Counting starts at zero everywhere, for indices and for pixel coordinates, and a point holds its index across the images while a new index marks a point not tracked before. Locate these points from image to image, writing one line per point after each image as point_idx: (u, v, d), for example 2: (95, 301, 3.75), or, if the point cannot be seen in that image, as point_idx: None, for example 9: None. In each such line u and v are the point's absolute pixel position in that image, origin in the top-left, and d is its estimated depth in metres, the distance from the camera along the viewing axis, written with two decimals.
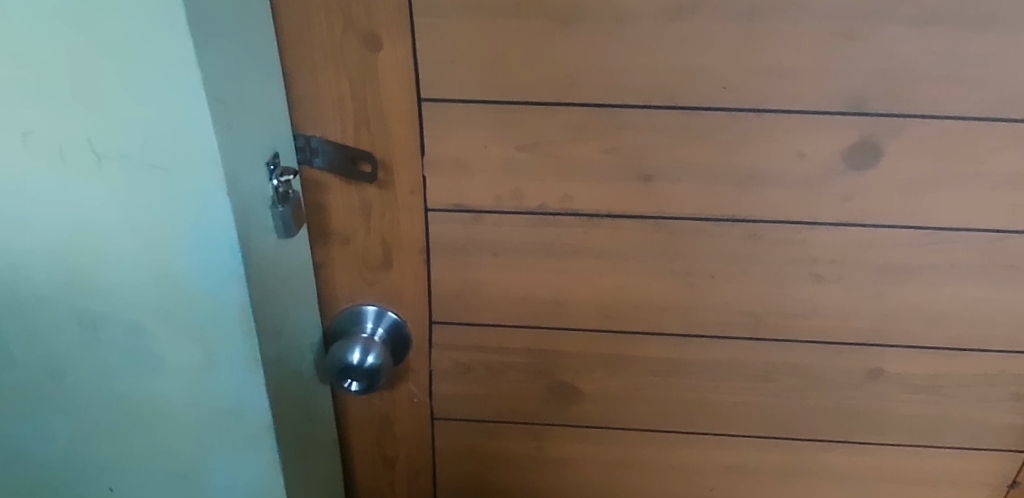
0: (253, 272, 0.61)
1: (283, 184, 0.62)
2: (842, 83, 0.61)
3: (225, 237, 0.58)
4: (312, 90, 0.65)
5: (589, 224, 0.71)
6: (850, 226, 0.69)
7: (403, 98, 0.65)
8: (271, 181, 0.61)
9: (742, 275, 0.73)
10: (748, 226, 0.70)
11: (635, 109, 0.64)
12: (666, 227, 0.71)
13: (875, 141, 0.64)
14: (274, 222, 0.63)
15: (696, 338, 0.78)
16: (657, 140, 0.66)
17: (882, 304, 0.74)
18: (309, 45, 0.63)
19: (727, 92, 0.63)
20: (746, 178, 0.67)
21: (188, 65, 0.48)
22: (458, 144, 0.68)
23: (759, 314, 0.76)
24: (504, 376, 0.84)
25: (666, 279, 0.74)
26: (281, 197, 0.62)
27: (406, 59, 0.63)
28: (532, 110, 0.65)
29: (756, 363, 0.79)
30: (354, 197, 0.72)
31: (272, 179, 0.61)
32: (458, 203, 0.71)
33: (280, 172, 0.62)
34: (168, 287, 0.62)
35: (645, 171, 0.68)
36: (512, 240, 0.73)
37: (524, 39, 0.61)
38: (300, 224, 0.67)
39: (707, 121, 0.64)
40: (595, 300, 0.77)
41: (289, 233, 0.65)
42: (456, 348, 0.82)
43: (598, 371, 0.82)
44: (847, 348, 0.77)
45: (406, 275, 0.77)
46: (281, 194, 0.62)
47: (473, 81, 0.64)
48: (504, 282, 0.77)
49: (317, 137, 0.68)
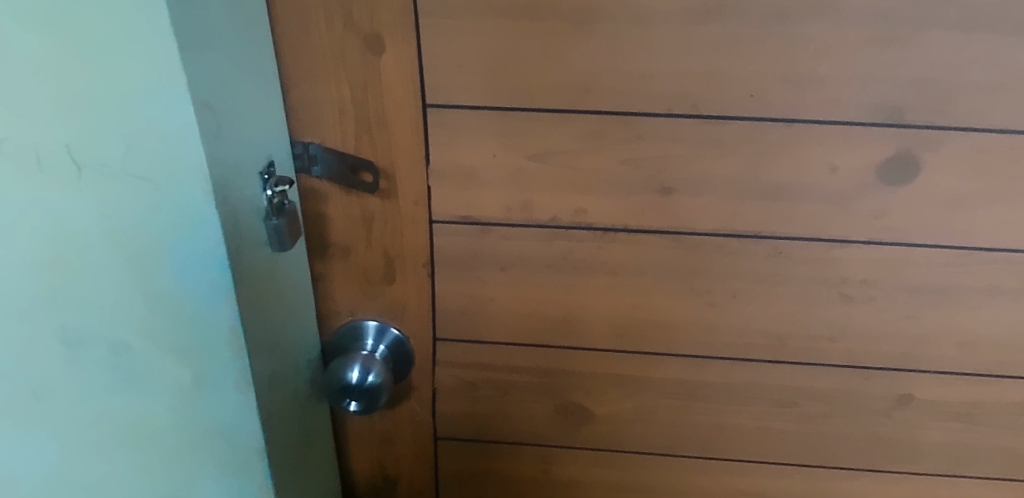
0: (244, 287, 0.58)
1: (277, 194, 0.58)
2: (876, 92, 0.57)
3: (215, 251, 0.54)
4: (312, 94, 0.62)
5: (603, 238, 0.67)
6: (883, 245, 0.64)
7: (407, 104, 0.61)
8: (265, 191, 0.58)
9: (766, 295, 0.68)
10: (773, 242, 0.65)
11: (653, 117, 0.60)
12: (685, 242, 0.67)
13: (913, 154, 0.60)
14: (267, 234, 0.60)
15: (714, 359, 0.73)
16: (677, 151, 0.62)
17: (918, 329, 0.68)
18: (309, 47, 0.59)
19: (754, 101, 0.59)
20: (772, 191, 0.63)
21: (172, 69, 0.45)
22: (465, 153, 0.64)
23: (783, 336, 0.70)
24: (511, 395, 0.80)
25: (685, 296, 0.70)
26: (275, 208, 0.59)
27: (411, 63, 0.59)
28: (545, 118, 0.61)
29: (779, 387, 0.74)
30: (354, 207, 0.68)
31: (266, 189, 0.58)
32: (464, 215, 0.68)
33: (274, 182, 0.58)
34: (157, 302, 0.58)
35: (663, 183, 0.64)
36: (520, 254, 0.69)
37: (536, 43, 0.57)
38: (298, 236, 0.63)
39: (731, 130, 0.60)
40: (609, 318, 0.72)
41: (285, 246, 0.61)
42: (460, 366, 0.78)
43: (610, 393, 0.78)
44: (877, 373, 0.71)
45: (409, 289, 0.73)
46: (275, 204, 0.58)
47: (481, 87, 0.60)
48: (512, 298, 0.73)
49: (315, 143, 0.64)
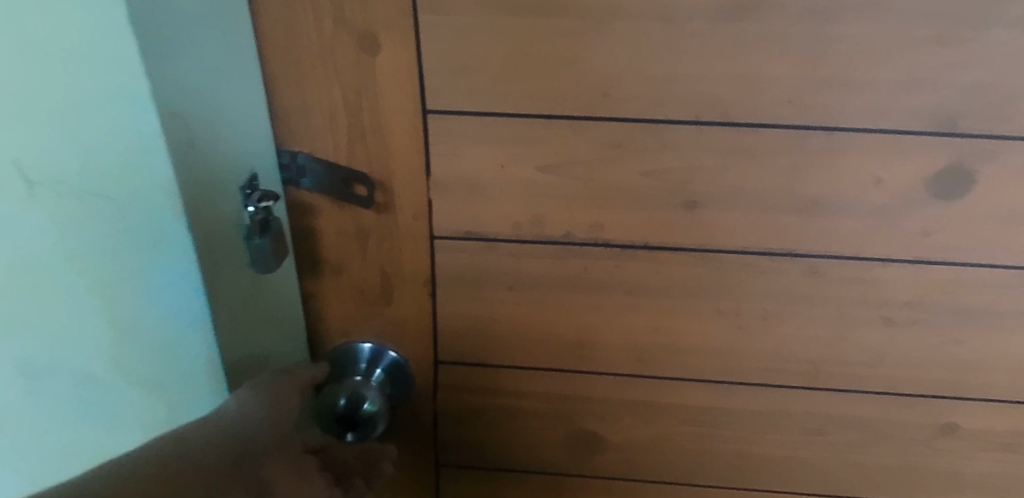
0: (224, 316, 0.52)
1: (261, 209, 0.51)
2: (930, 97, 0.51)
3: (189, 278, 0.49)
4: (300, 99, 0.55)
5: (622, 256, 0.62)
6: (930, 264, 0.58)
7: (405, 110, 0.55)
8: (247, 208, 0.51)
9: (798, 318, 0.63)
10: (809, 262, 0.59)
11: (679, 125, 0.54)
12: (711, 260, 0.61)
13: (967, 167, 0.54)
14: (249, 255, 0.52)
15: (740, 385, 0.68)
16: (704, 161, 0.56)
17: (964, 355, 0.62)
18: (295, 47, 0.53)
19: (792, 107, 0.53)
20: (809, 205, 0.57)
21: (134, 75, 0.39)
22: (470, 163, 0.58)
23: (816, 362, 0.65)
24: (519, 422, 0.74)
25: (710, 319, 0.64)
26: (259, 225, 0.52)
27: (408, 65, 0.53)
28: (559, 126, 0.55)
29: (810, 415, 0.68)
30: (348, 222, 0.62)
31: (248, 205, 0.51)
32: (468, 231, 0.62)
33: (257, 197, 0.51)
34: (125, 331, 0.53)
35: (688, 196, 0.58)
36: (531, 272, 0.64)
37: (549, 43, 0.51)
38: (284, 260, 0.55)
39: (766, 139, 0.54)
40: (626, 341, 0.67)
41: (269, 269, 0.53)
42: (464, 389, 0.73)
43: (627, 420, 0.72)
44: (918, 401, 0.66)
45: (409, 309, 0.67)
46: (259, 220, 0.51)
47: (488, 92, 0.54)
48: (521, 318, 0.67)
49: (304, 153, 0.58)
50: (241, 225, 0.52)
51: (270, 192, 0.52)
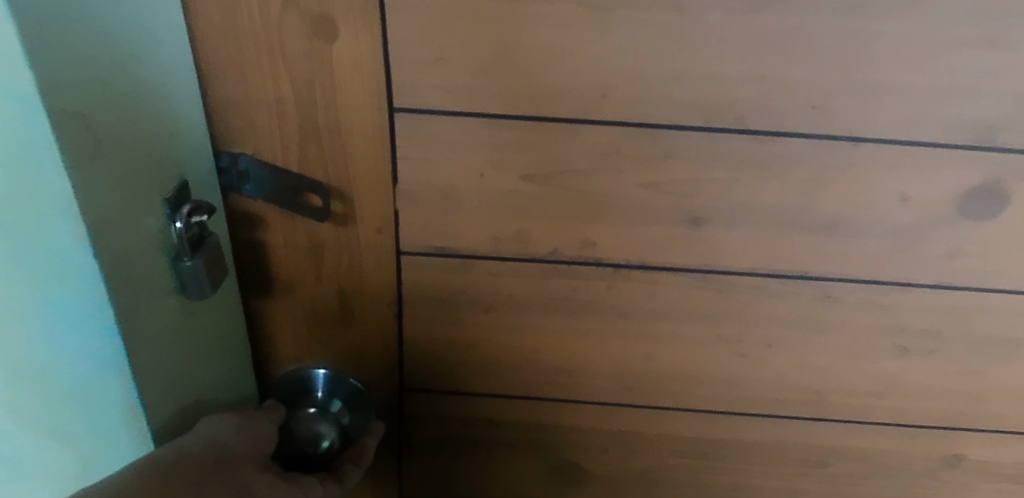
0: (141, 355, 0.42)
1: (190, 227, 0.43)
2: (971, 108, 0.45)
3: (98, 316, 0.39)
4: (241, 91, 0.46)
5: (615, 277, 0.55)
6: (951, 290, 0.53)
7: (368, 107, 0.47)
8: (173, 224, 0.42)
9: (805, 345, 0.57)
10: (822, 286, 0.54)
11: (687, 132, 0.47)
12: (715, 283, 0.54)
13: (1002, 186, 0.48)
14: (179, 279, 0.44)
15: (738, 416, 0.62)
16: (713, 173, 0.49)
17: (978, 384, 0.58)
18: (232, 28, 0.44)
19: (816, 114, 0.46)
20: (826, 226, 0.51)
21: (11, 65, 0.29)
22: (443, 171, 0.50)
23: (821, 391, 0.60)
24: (495, 452, 0.67)
25: (709, 345, 0.58)
26: (188, 244, 0.43)
27: (373, 54, 0.44)
28: (548, 129, 0.48)
29: (811, 446, 0.64)
30: (300, 235, 0.53)
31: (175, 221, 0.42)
32: (441, 247, 0.54)
33: (185, 210, 0.42)
34: (19, 377, 0.42)
35: (693, 212, 0.51)
36: (512, 294, 0.56)
37: (540, 32, 0.43)
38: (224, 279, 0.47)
39: (785, 150, 0.48)
40: (616, 369, 0.60)
41: (204, 294, 0.45)
42: (433, 419, 0.65)
43: (613, 451, 0.66)
44: (925, 432, 0.62)
45: (370, 333, 0.59)
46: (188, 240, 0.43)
47: (466, 88, 0.46)
48: (499, 343, 0.60)
49: (246, 155, 0.49)
50: (166, 244, 0.43)
51: (205, 203, 0.43)
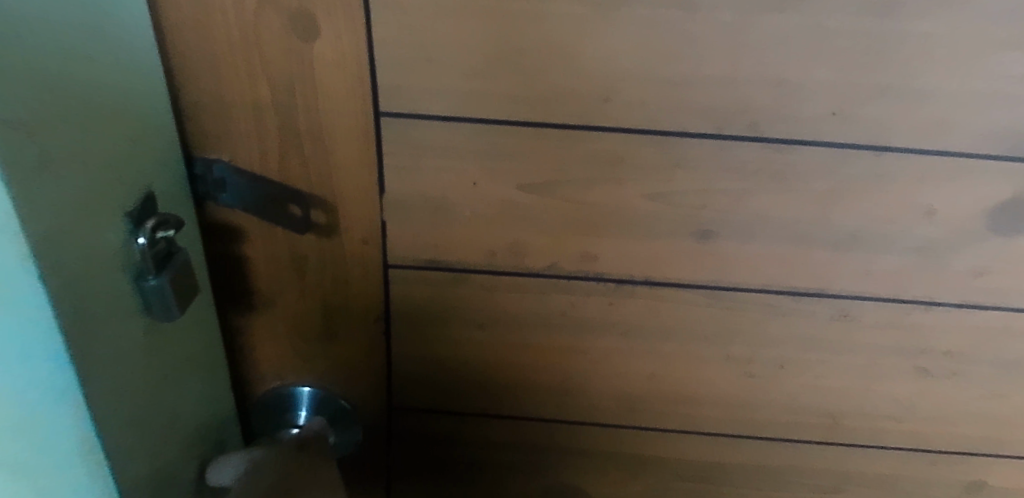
0: (96, 385, 0.38)
1: (155, 242, 0.40)
2: (1006, 116, 0.41)
3: (47, 343, 0.34)
4: (215, 93, 0.43)
5: (617, 293, 0.51)
6: (978, 310, 0.50)
7: (352, 111, 0.43)
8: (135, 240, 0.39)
9: (820, 367, 0.54)
10: (840, 304, 0.50)
11: (697, 139, 0.44)
12: (724, 300, 0.51)
13: None
14: (143, 299, 0.41)
15: (747, 439, 0.59)
16: (725, 184, 0.46)
17: (1003, 408, 0.55)
18: (203, 24, 0.40)
19: (838, 121, 0.42)
20: (845, 241, 0.47)
21: None
22: (434, 179, 0.46)
23: (836, 415, 0.57)
24: (491, 474, 0.64)
25: (718, 365, 0.55)
26: (154, 261, 0.40)
27: (356, 53, 0.41)
28: (546, 135, 0.44)
29: (824, 470, 0.60)
30: (281, 247, 0.49)
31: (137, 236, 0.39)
32: (432, 260, 0.50)
33: (150, 225, 0.39)
34: None
35: (703, 225, 0.47)
36: (508, 310, 0.53)
37: (538, 31, 0.40)
38: (194, 296, 0.44)
39: (803, 159, 0.44)
40: (618, 388, 0.57)
41: (171, 314, 0.42)
42: (424, 440, 0.62)
43: (613, 473, 0.63)
44: (946, 458, 0.58)
45: (357, 351, 0.55)
46: (153, 257, 0.40)
47: (458, 91, 0.42)
48: (494, 361, 0.56)
49: (221, 162, 0.45)
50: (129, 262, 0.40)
51: (171, 217, 0.40)
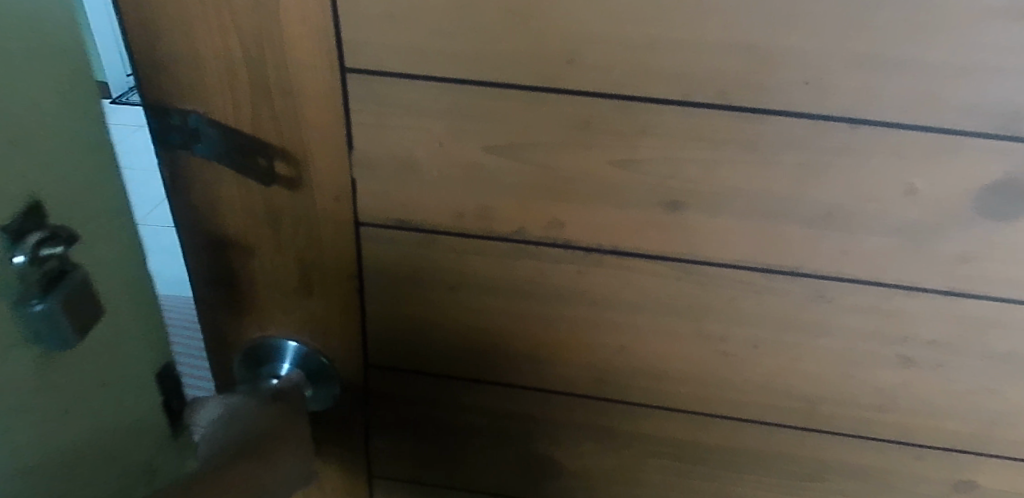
0: None
1: (38, 260, 0.40)
2: (995, 90, 0.39)
3: None
4: (188, 45, 0.44)
5: (585, 261, 0.51)
6: (965, 298, 0.47)
7: (318, 66, 0.44)
8: (15, 259, 0.39)
9: (796, 350, 0.52)
10: (816, 285, 0.48)
11: (662, 105, 0.42)
12: (695, 275, 0.50)
13: None
14: (30, 331, 0.43)
15: (721, 419, 0.58)
16: (693, 152, 0.44)
17: (992, 405, 0.52)
18: None
19: (811, 90, 0.40)
20: (820, 218, 0.45)
21: None
22: (400, 138, 0.46)
23: (813, 400, 0.55)
24: (465, 437, 0.65)
25: (690, 342, 0.54)
26: (40, 284, 0.41)
27: (320, 8, 0.41)
28: (509, 97, 0.44)
29: (801, 457, 0.59)
30: (256, 200, 0.51)
31: (17, 254, 0.39)
32: (401, 219, 0.51)
33: (32, 241, 0.40)
34: None
35: (670, 194, 0.46)
36: (477, 273, 0.53)
37: None
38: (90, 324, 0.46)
39: (774, 130, 0.42)
40: (589, 359, 0.56)
41: (66, 342, 0.45)
42: (400, 398, 0.63)
43: (585, 445, 0.63)
44: (931, 453, 0.56)
45: (333, 306, 0.57)
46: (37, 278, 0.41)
47: (420, 49, 0.42)
48: (465, 324, 0.57)
49: (196, 113, 0.47)
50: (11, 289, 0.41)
51: (62, 233, 0.41)
